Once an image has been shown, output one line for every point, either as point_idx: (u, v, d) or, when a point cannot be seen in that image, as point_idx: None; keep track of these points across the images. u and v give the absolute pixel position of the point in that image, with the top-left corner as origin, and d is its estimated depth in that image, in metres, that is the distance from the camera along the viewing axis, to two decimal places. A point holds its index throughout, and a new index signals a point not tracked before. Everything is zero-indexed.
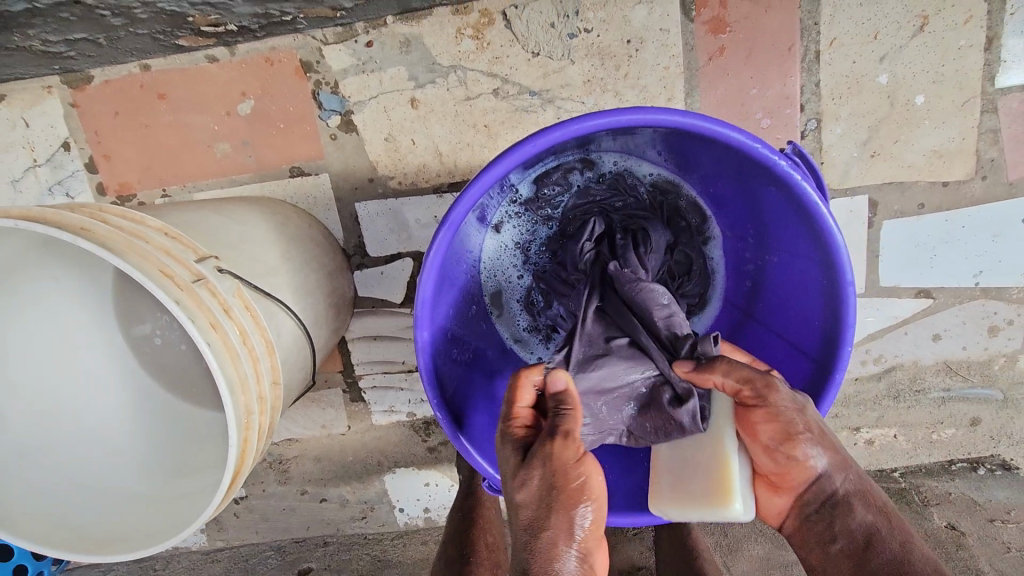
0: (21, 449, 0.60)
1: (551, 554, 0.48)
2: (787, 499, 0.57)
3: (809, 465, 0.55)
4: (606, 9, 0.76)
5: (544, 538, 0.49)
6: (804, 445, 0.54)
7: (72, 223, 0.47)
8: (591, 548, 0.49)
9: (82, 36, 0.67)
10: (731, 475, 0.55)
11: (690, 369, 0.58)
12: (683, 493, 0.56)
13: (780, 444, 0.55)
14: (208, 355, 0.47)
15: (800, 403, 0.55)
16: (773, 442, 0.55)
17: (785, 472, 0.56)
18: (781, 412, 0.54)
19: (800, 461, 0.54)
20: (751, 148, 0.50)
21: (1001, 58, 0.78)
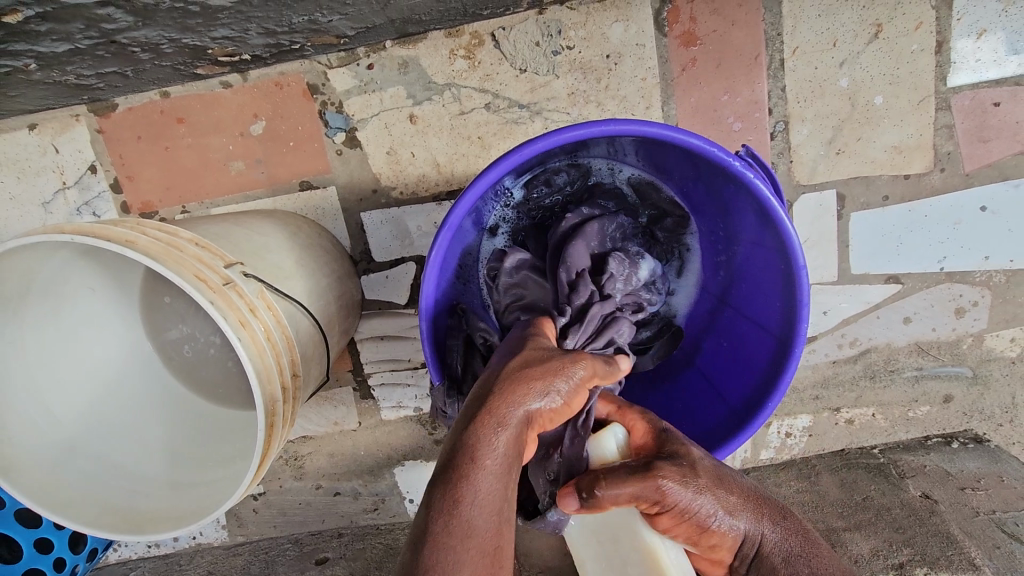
0: (71, 441, 0.66)
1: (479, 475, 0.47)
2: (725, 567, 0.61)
3: (729, 538, 0.58)
4: (586, 28, 0.83)
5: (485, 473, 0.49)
6: (711, 524, 0.57)
7: (118, 236, 0.54)
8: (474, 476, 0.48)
9: (112, 70, 0.74)
10: (660, 559, 0.59)
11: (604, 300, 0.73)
12: None
13: (696, 530, 0.57)
14: (239, 349, 0.53)
15: (699, 484, 0.57)
16: (692, 533, 0.58)
17: (710, 551, 0.59)
18: (683, 509, 0.56)
19: (720, 540, 0.58)
20: (708, 152, 0.57)
21: (951, 60, 0.84)
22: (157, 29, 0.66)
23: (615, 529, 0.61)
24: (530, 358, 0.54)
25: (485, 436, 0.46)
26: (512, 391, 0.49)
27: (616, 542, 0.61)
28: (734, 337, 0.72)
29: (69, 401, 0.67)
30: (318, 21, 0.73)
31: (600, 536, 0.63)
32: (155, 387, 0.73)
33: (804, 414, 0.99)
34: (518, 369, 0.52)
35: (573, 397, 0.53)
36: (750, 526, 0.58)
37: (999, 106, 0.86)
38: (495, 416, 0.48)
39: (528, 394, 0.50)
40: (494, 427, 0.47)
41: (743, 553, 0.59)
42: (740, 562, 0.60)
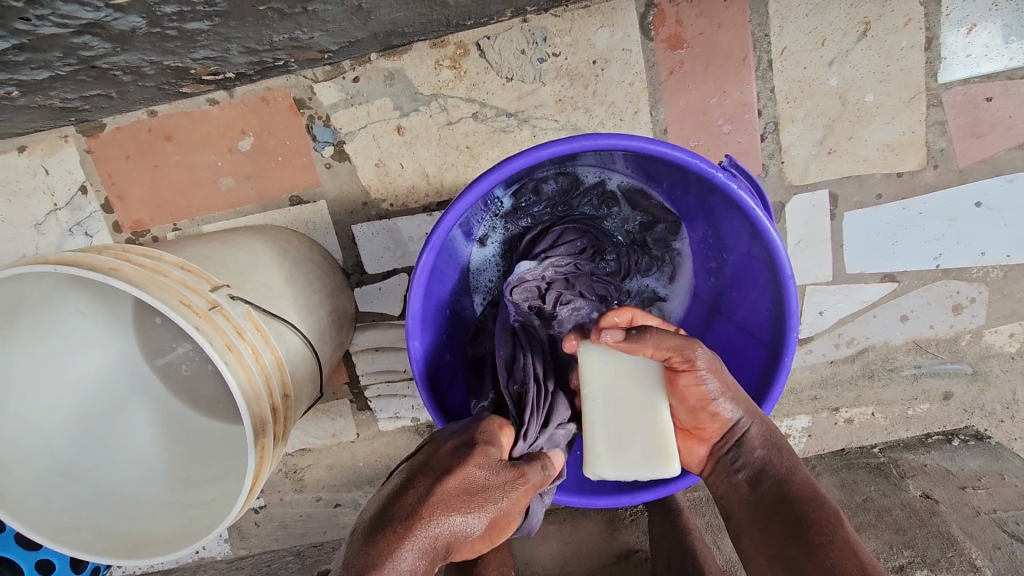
0: (65, 468, 0.66)
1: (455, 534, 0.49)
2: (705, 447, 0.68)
3: (722, 419, 0.64)
4: (572, 34, 0.82)
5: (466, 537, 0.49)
6: (719, 401, 0.63)
7: (103, 265, 0.54)
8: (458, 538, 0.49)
9: (97, 93, 0.74)
10: (668, 439, 0.64)
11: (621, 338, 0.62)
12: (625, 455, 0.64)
13: (700, 400, 0.64)
14: (226, 374, 0.54)
15: (715, 364, 0.63)
16: (697, 403, 0.64)
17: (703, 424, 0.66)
18: (703, 377, 0.62)
19: (715, 417, 0.64)
20: (691, 164, 0.57)
21: (941, 56, 0.84)
22: (137, 53, 0.66)
23: (634, 383, 0.66)
24: (476, 474, 0.52)
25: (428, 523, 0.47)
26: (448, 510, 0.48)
27: (633, 408, 0.65)
28: (726, 344, 0.72)
29: (64, 426, 0.68)
30: (299, 38, 0.73)
31: (615, 382, 0.66)
32: (152, 408, 0.74)
33: (803, 414, 0.98)
34: (458, 483, 0.50)
35: (498, 531, 0.52)
36: (744, 416, 0.64)
37: (991, 101, 0.85)
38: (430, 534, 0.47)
39: (463, 517, 0.49)
40: (433, 522, 0.47)
41: (730, 434, 0.65)
42: (720, 445, 0.66)
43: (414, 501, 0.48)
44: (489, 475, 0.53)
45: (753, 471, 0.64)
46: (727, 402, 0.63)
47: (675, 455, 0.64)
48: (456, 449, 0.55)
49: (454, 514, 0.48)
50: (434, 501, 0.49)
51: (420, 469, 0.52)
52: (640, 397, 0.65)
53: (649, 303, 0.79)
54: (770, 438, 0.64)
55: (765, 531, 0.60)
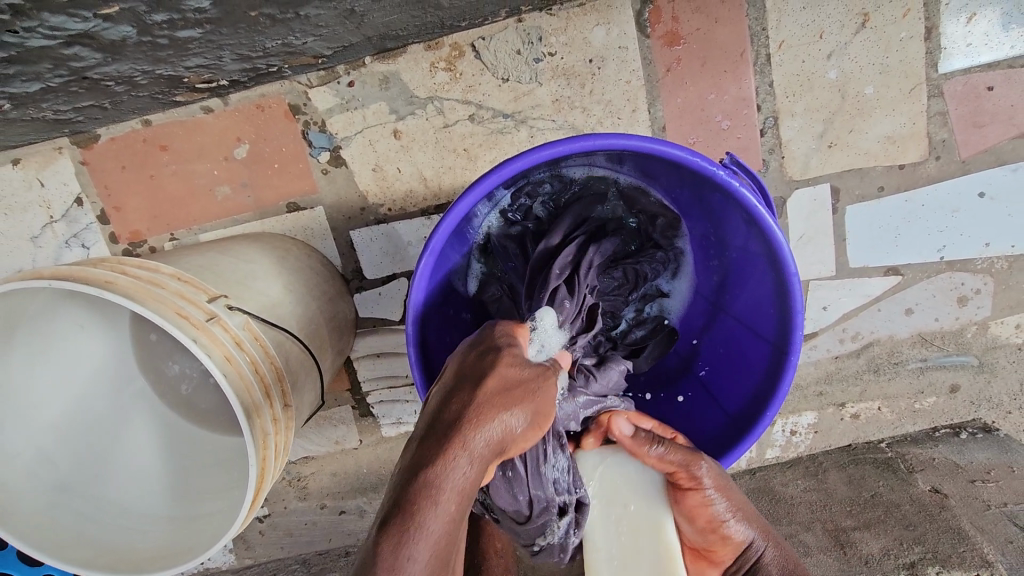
0: (66, 484, 0.66)
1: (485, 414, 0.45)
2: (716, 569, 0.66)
3: (734, 538, 0.64)
4: (567, 33, 0.82)
5: (484, 411, 0.45)
6: (727, 516, 0.63)
7: (98, 278, 0.54)
8: (487, 406, 0.45)
9: (89, 103, 0.74)
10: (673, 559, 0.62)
11: (630, 434, 0.65)
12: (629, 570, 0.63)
13: (709, 523, 0.63)
14: (225, 385, 0.53)
15: (721, 473, 0.65)
16: (705, 523, 0.63)
17: (712, 546, 0.64)
18: (710, 493, 0.62)
19: (727, 537, 0.63)
20: (692, 162, 0.56)
21: (941, 46, 0.83)
22: (128, 63, 0.66)
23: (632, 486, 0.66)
24: (510, 369, 0.49)
25: (447, 474, 0.42)
26: (482, 426, 0.44)
27: (638, 528, 0.64)
28: (731, 344, 0.72)
29: (62, 441, 0.67)
30: (292, 43, 0.72)
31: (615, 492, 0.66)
32: (156, 422, 0.73)
33: (809, 410, 0.97)
34: (495, 389, 0.46)
35: (542, 422, 0.50)
36: (752, 533, 0.64)
37: (993, 90, 0.85)
38: (450, 484, 0.42)
39: (506, 419, 0.45)
40: (456, 464, 0.42)
41: (742, 553, 0.64)
42: (733, 567, 0.65)
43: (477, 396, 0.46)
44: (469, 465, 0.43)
45: None
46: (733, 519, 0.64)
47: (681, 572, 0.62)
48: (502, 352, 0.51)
49: (493, 418, 0.45)
50: (479, 408, 0.45)
51: (456, 380, 0.48)
52: (645, 518, 0.64)
53: (650, 299, 0.79)
54: (789, 562, 0.63)
55: None
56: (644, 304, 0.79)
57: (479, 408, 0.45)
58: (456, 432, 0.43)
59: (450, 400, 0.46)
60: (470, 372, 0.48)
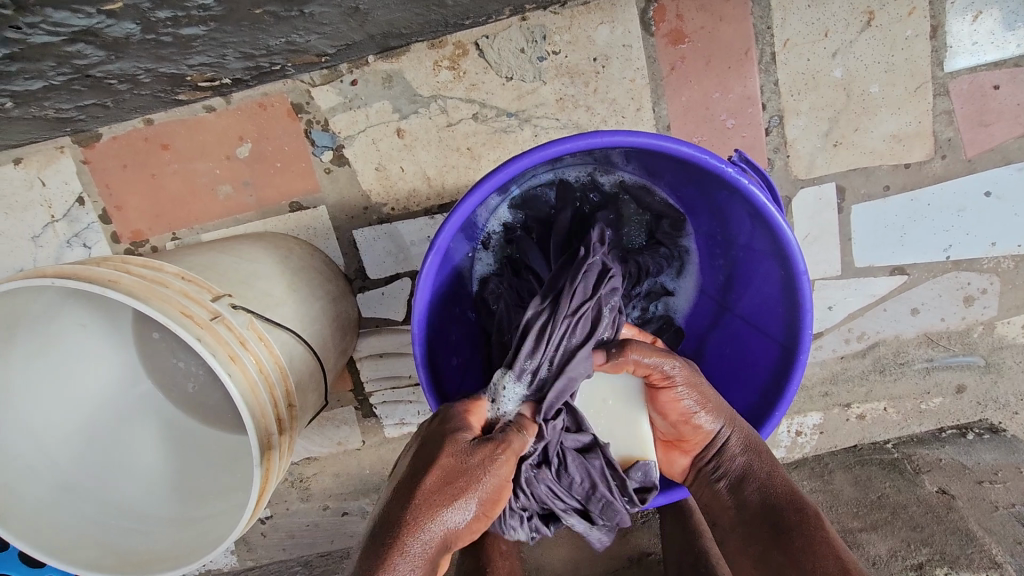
0: (69, 485, 0.65)
1: (425, 509, 0.46)
2: (687, 458, 0.66)
3: (703, 430, 0.63)
4: (571, 31, 0.81)
5: (424, 505, 0.46)
6: (699, 411, 0.62)
7: (101, 277, 0.53)
8: (431, 502, 0.47)
9: (92, 102, 0.73)
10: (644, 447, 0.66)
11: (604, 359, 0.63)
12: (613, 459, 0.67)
13: (680, 415, 0.63)
14: (230, 385, 0.53)
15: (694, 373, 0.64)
16: (677, 415, 0.63)
17: (683, 437, 0.64)
18: (681, 390, 0.62)
19: (696, 429, 0.62)
20: (702, 160, 0.56)
21: (946, 44, 0.82)
22: (131, 61, 0.66)
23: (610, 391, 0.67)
24: (448, 463, 0.49)
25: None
26: (421, 524, 0.46)
27: (620, 416, 0.67)
28: (738, 344, 0.71)
29: (64, 442, 0.67)
30: (295, 41, 0.71)
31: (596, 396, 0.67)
32: (159, 422, 0.72)
33: (814, 411, 0.97)
34: (436, 484, 0.47)
35: (491, 506, 0.50)
36: (723, 424, 0.63)
37: (999, 89, 0.84)
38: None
39: (444, 517, 0.47)
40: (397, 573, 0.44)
41: (711, 445, 0.63)
42: (701, 457, 0.64)
43: (421, 490, 0.47)
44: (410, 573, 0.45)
45: (734, 481, 0.61)
46: (702, 414, 0.62)
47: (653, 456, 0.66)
48: (445, 444, 0.50)
49: (441, 510, 0.47)
50: (418, 506, 0.46)
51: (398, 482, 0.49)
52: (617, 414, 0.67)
53: (656, 298, 0.78)
54: (752, 444, 0.62)
55: (757, 559, 0.57)
56: (650, 302, 0.78)
57: (420, 506, 0.46)
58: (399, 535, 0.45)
59: (390, 507, 0.47)
60: (413, 469, 0.49)
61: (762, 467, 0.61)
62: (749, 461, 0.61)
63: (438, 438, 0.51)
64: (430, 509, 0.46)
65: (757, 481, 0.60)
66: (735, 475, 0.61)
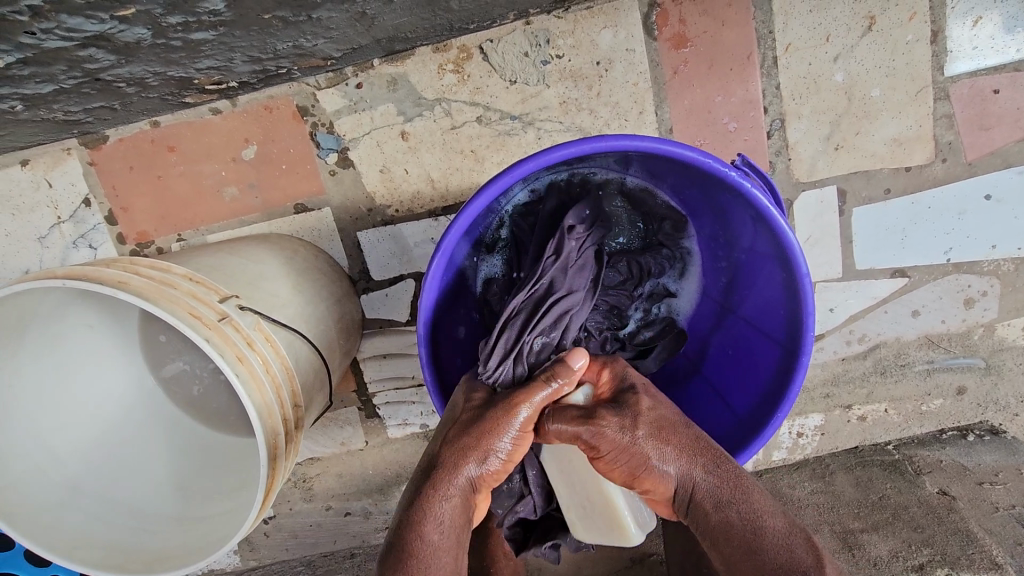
0: (76, 485, 0.66)
1: (465, 450, 0.58)
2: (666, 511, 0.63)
3: (664, 487, 0.59)
4: (575, 35, 0.82)
5: (464, 445, 0.58)
6: (648, 471, 0.59)
7: (111, 278, 0.54)
8: (470, 444, 0.58)
9: (100, 105, 0.74)
10: (618, 513, 0.67)
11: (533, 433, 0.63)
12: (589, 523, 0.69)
13: (631, 477, 0.60)
14: (237, 385, 0.53)
15: (631, 425, 0.59)
16: (627, 478, 0.60)
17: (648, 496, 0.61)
18: (620, 454, 0.59)
19: (654, 487, 0.59)
20: (704, 163, 0.56)
21: (947, 49, 0.83)
22: (141, 64, 0.66)
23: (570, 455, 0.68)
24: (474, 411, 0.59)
25: (437, 509, 0.56)
26: (461, 460, 0.57)
27: (585, 484, 0.68)
28: (740, 345, 0.72)
29: (70, 442, 0.67)
30: (302, 45, 0.72)
31: (560, 467, 0.69)
32: (164, 422, 0.73)
33: (815, 412, 0.97)
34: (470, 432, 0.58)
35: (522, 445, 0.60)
36: (683, 476, 0.59)
37: (999, 93, 0.85)
38: (437, 520, 0.56)
39: (480, 455, 0.58)
40: (446, 498, 0.56)
41: (679, 498, 0.60)
42: (676, 510, 0.61)
43: (461, 436, 0.58)
44: (458, 497, 0.57)
45: (712, 537, 0.58)
46: (654, 474, 0.59)
47: (627, 526, 0.67)
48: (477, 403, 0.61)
49: (476, 451, 0.58)
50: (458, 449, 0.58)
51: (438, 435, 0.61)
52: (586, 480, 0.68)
53: (658, 300, 0.78)
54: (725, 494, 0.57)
55: None
56: (653, 304, 0.79)
57: (458, 448, 0.58)
58: (446, 470, 0.57)
59: (434, 456, 0.59)
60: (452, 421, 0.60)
61: (741, 520, 0.56)
62: (724, 517, 0.57)
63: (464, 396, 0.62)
64: (469, 449, 0.57)
65: (738, 538, 0.56)
66: (714, 532, 0.58)
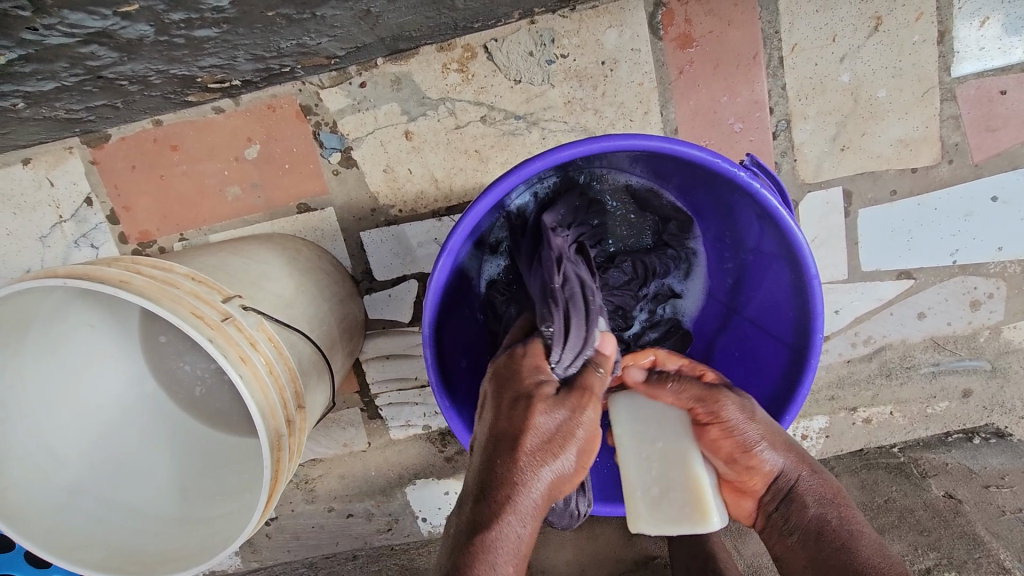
0: (77, 485, 0.65)
1: (535, 461, 0.48)
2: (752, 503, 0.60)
3: (765, 470, 0.57)
4: (580, 35, 0.82)
5: (534, 456, 0.48)
6: (759, 450, 0.57)
7: (113, 277, 0.53)
8: (541, 455, 0.49)
9: (102, 103, 0.74)
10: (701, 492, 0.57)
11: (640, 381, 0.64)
12: (660, 510, 0.58)
13: (736, 452, 0.58)
14: (240, 386, 0.53)
15: (749, 411, 0.59)
16: (732, 455, 0.58)
17: (744, 480, 0.59)
18: (734, 426, 0.58)
19: (758, 469, 0.57)
20: (712, 162, 0.56)
21: (954, 49, 0.83)
22: (144, 62, 0.66)
23: (651, 421, 0.62)
24: (543, 422, 0.50)
25: (502, 540, 0.45)
26: (533, 474, 0.48)
27: (664, 458, 0.59)
28: (745, 347, 0.71)
29: (71, 442, 0.67)
30: (306, 44, 0.72)
31: (640, 436, 0.61)
32: (165, 423, 0.72)
33: (820, 414, 0.97)
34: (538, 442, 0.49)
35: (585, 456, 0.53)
36: (788, 465, 0.58)
37: (1006, 94, 0.85)
38: (501, 547, 0.45)
39: (552, 468, 0.49)
40: (513, 521, 0.46)
41: (776, 488, 0.58)
42: (769, 500, 0.59)
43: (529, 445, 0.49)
44: (526, 520, 0.47)
45: (810, 535, 0.55)
46: (762, 453, 0.57)
47: (712, 508, 0.57)
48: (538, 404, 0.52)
49: (546, 465, 0.49)
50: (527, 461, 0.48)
51: (494, 444, 0.50)
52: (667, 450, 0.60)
53: (663, 301, 0.78)
54: (826, 496, 0.56)
55: None
56: (658, 305, 0.78)
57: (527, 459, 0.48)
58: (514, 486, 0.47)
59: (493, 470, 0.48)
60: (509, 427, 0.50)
61: (840, 520, 0.55)
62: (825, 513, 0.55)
63: (525, 400, 0.52)
64: (542, 461, 0.49)
65: (835, 538, 0.53)
66: (809, 529, 0.55)
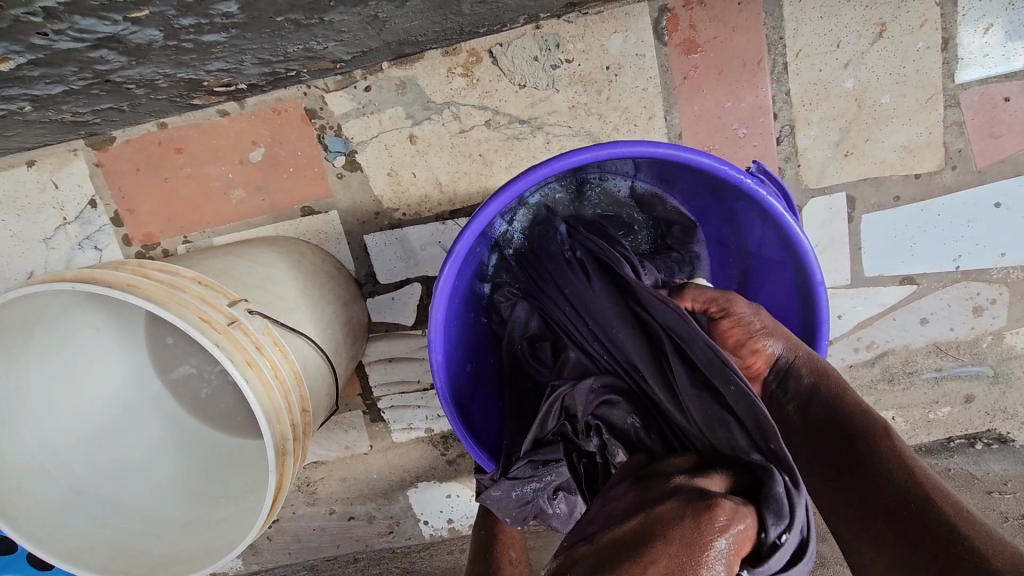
0: (78, 487, 0.65)
1: None
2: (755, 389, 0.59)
3: (761, 356, 0.58)
4: (584, 40, 0.82)
5: None
6: (758, 337, 0.59)
7: (120, 281, 0.53)
8: None
9: (108, 106, 0.74)
10: None
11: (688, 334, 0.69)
12: None
13: (738, 342, 0.59)
14: (247, 390, 0.53)
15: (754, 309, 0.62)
16: (737, 345, 0.59)
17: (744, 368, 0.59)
18: (742, 318, 0.60)
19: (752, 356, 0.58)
20: (719, 170, 0.56)
21: (957, 56, 0.83)
22: (151, 66, 0.66)
23: None
24: None
25: None
26: None
27: None
28: None
29: (74, 445, 0.66)
30: (313, 48, 0.72)
31: None
32: (168, 425, 0.73)
33: None
34: None
35: None
36: (784, 349, 0.59)
37: (1009, 101, 0.85)
38: None
39: None
40: None
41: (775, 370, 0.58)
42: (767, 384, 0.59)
43: None
44: None
45: (804, 400, 0.55)
46: (765, 337, 0.59)
47: None
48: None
49: None
50: None
51: None
52: None
53: None
54: (818, 368, 0.57)
55: (829, 482, 0.49)
56: None
57: None
58: None
59: None
60: None
61: (831, 385, 0.54)
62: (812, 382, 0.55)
63: None
64: None
65: (822, 399, 0.54)
66: (801, 397, 0.55)
